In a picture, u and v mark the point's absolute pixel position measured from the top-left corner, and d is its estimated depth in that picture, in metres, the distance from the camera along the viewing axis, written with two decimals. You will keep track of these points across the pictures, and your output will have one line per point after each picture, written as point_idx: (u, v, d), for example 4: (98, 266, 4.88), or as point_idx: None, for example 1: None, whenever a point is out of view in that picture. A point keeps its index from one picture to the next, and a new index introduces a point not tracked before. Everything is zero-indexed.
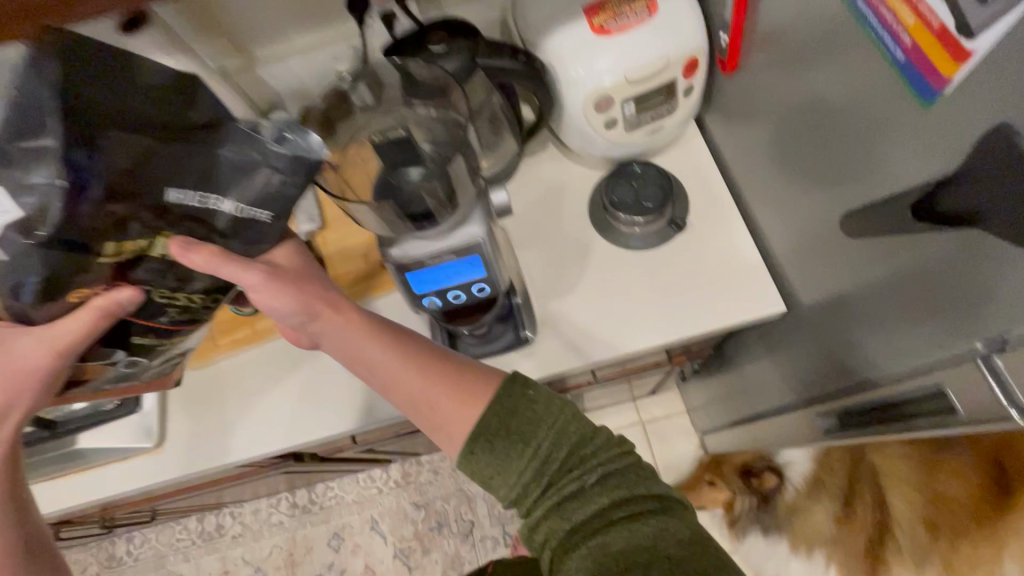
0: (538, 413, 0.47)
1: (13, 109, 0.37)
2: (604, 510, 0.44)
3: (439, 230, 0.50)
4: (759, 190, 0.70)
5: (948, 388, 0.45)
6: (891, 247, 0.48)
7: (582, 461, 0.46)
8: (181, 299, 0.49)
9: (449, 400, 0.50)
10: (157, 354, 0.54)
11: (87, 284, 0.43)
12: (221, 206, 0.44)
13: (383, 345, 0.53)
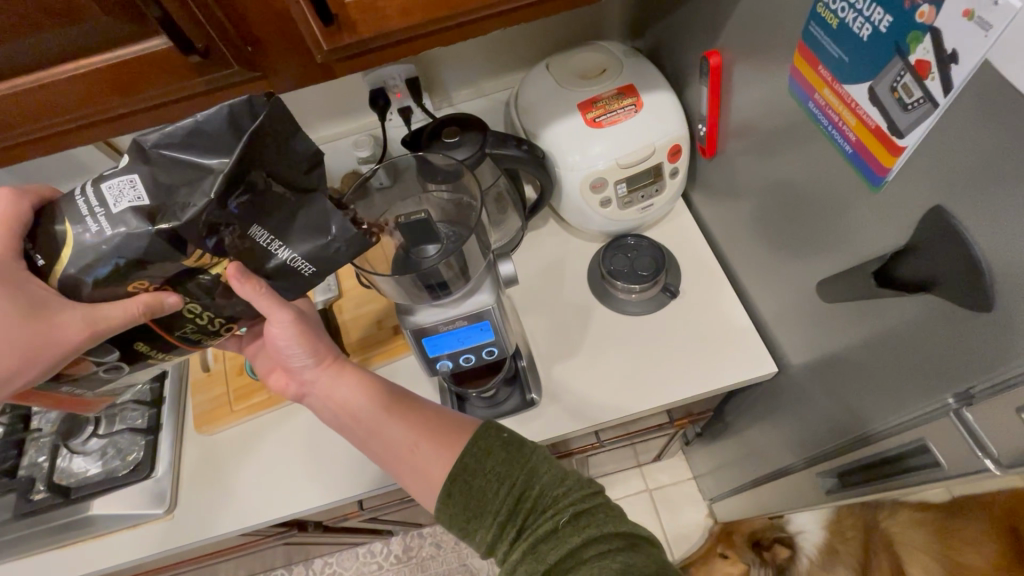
0: (511, 455, 0.50)
1: (191, 128, 0.43)
2: (573, 549, 0.45)
3: (453, 298, 0.56)
4: (744, 259, 0.76)
5: (930, 442, 0.49)
6: (863, 310, 0.53)
7: (552, 502, 0.48)
8: (202, 317, 0.50)
9: (431, 445, 0.53)
10: (141, 365, 0.52)
11: (150, 280, 0.45)
12: (281, 251, 0.47)
13: (366, 392, 0.57)
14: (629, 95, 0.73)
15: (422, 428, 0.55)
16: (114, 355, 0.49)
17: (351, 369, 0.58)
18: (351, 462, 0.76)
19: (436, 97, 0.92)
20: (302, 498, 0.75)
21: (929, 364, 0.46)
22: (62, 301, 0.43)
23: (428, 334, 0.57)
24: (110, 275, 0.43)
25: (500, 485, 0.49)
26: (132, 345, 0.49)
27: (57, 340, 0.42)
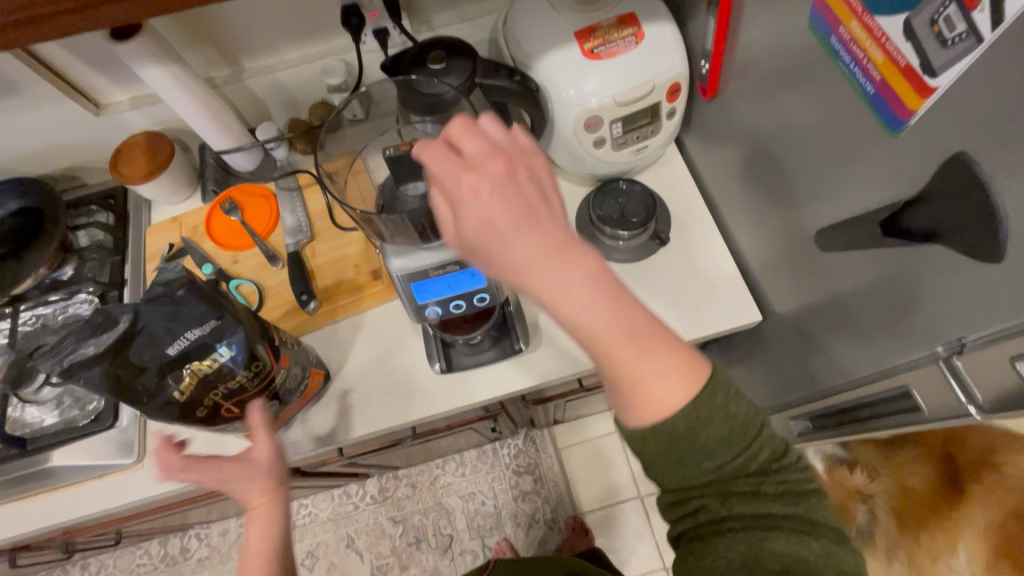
0: (742, 418, 0.43)
1: (61, 349, 0.49)
2: (766, 516, 0.43)
3: (443, 241, 0.52)
4: (734, 207, 0.75)
5: (913, 389, 0.51)
6: (860, 259, 0.52)
7: (768, 468, 0.44)
8: (239, 378, 0.59)
9: (639, 377, 0.40)
10: (270, 397, 0.64)
11: (199, 408, 0.58)
12: (190, 335, 0.53)
13: (606, 291, 0.38)
14: (629, 24, 0.68)
15: (646, 362, 0.40)
16: (255, 408, 0.64)
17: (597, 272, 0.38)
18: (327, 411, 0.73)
19: (414, 20, 0.83)
20: None
21: (923, 316, 0.47)
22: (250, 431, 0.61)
23: (417, 279, 0.54)
24: (203, 416, 0.59)
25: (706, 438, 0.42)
26: (254, 403, 0.63)
27: (266, 463, 0.58)
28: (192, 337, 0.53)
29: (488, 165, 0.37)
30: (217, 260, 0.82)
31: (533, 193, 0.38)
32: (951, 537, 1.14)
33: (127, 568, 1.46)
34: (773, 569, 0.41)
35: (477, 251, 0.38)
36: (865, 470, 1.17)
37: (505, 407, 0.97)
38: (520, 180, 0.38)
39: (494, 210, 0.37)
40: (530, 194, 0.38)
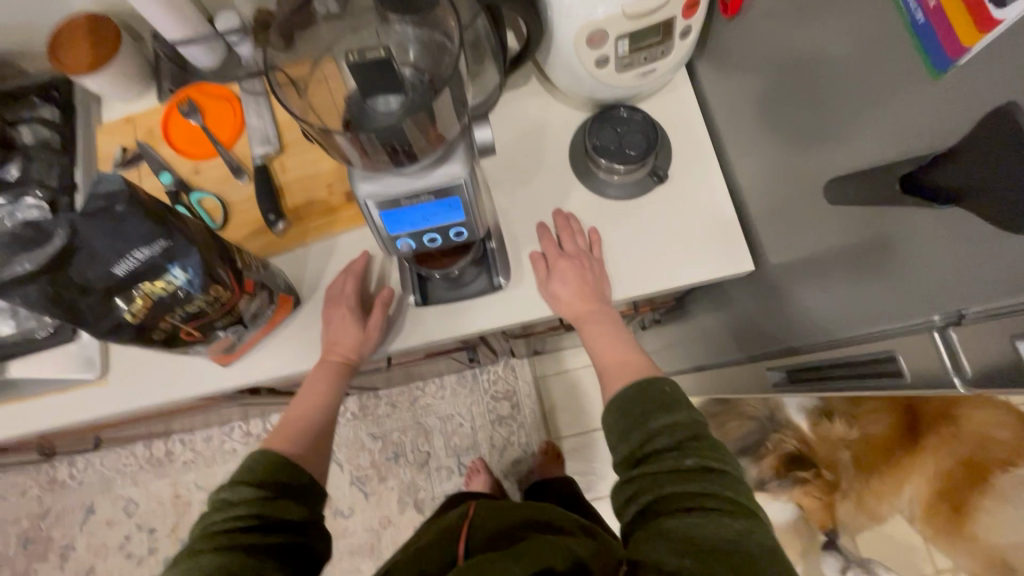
0: (666, 397, 0.57)
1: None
2: (689, 496, 0.50)
3: (418, 167, 0.47)
4: (741, 147, 0.70)
5: (899, 354, 0.49)
6: (870, 215, 0.48)
7: (688, 445, 0.53)
8: (197, 303, 0.55)
9: (610, 373, 0.63)
10: (234, 322, 0.61)
11: (156, 332, 0.55)
12: (139, 254, 0.49)
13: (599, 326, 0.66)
14: None
15: (616, 375, 0.62)
16: (218, 332, 0.60)
17: (597, 310, 0.67)
18: (300, 338, 0.70)
19: None
20: (246, 373, 0.69)
21: (926, 283, 0.44)
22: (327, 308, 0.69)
23: (387, 208, 0.48)
24: (161, 339, 0.56)
25: (638, 423, 0.56)
26: (216, 327, 0.59)
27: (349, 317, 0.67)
28: (141, 258, 0.49)
29: (569, 247, 0.68)
30: (178, 170, 0.75)
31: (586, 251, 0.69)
32: (898, 482, 1.28)
33: (113, 467, 1.51)
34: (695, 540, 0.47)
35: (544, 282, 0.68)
36: (845, 420, 1.31)
37: (483, 340, 0.96)
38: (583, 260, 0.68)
39: (564, 277, 0.67)
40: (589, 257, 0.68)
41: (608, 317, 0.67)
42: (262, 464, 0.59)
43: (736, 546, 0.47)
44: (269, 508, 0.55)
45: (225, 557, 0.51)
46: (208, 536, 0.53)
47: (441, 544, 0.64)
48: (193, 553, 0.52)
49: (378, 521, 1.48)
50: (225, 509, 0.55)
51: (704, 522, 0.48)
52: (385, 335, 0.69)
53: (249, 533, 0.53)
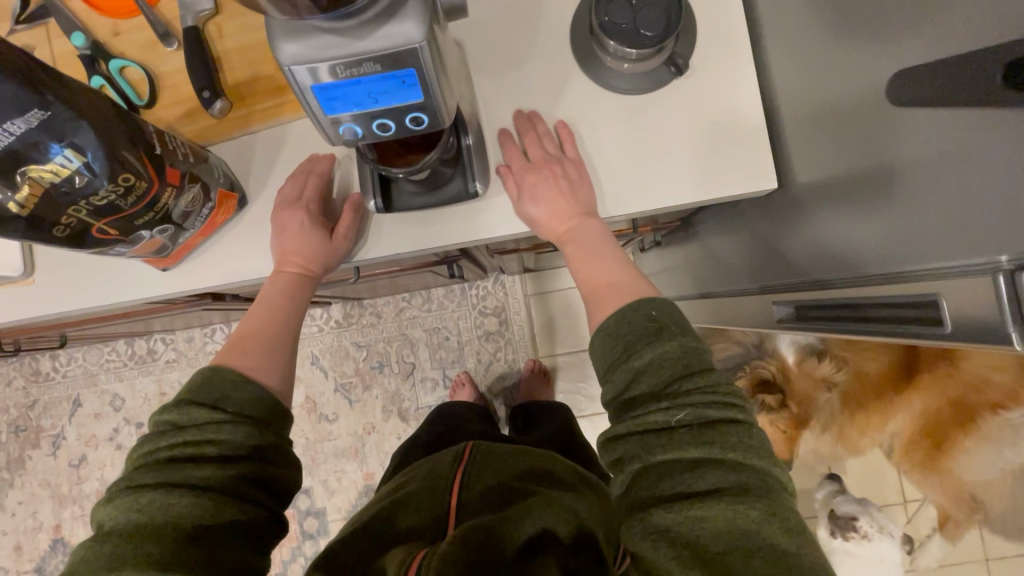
0: (650, 330, 0.49)
1: None
2: (682, 460, 0.44)
3: (356, 20, 0.35)
4: (785, 33, 0.56)
5: (943, 299, 0.40)
6: (949, 120, 0.37)
7: (679, 395, 0.46)
8: (104, 195, 0.45)
9: (597, 297, 0.55)
10: (160, 220, 0.52)
11: (59, 227, 0.46)
12: (13, 125, 0.39)
13: (584, 245, 0.58)
14: None
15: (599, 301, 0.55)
16: (141, 232, 0.52)
17: (582, 225, 0.58)
18: (249, 243, 0.62)
19: None
20: (189, 279, 0.62)
21: (1005, 213, 0.35)
22: (276, 210, 0.59)
23: (318, 79, 0.38)
24: (69, 236, 0.47)
25: (622, 368, 0.49)
26: (137, 226, 0.51)
27: (301, 225, 0.58)
28: (16, 132, 0.39)
29: (536, 155, 0.58)
30: (93, 30, 0.61)
31: (570, 159, 0.59)
32: (884, 418, 1.24)
33: (96, 362, 1.50)
34: (692, 525, 0.42)
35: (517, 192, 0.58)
36: (834, 359, 1.23)
37: (465, 254, 0.87)
38: (561, 167, 0.58)
39: (539, 188, 0.57)
40: (569, 163, 0.58)
41: (595, 229, 0.58)
42: (216, 383, 0.51)
43: (741, 530, 0.41)
44: (226, 437, 0.48)
45: (175, 497, 0.45)
46: (152, 464, 0.47)
47: (434, 488, 0.63)
48: (135, 484, 0.46)
49: (363, 428, 1.49)
50: (171, 434, 0.48)
51: (710, 514, 0.42)
52: (356, 242, 0.60)
53: (201, 465, 0.47)
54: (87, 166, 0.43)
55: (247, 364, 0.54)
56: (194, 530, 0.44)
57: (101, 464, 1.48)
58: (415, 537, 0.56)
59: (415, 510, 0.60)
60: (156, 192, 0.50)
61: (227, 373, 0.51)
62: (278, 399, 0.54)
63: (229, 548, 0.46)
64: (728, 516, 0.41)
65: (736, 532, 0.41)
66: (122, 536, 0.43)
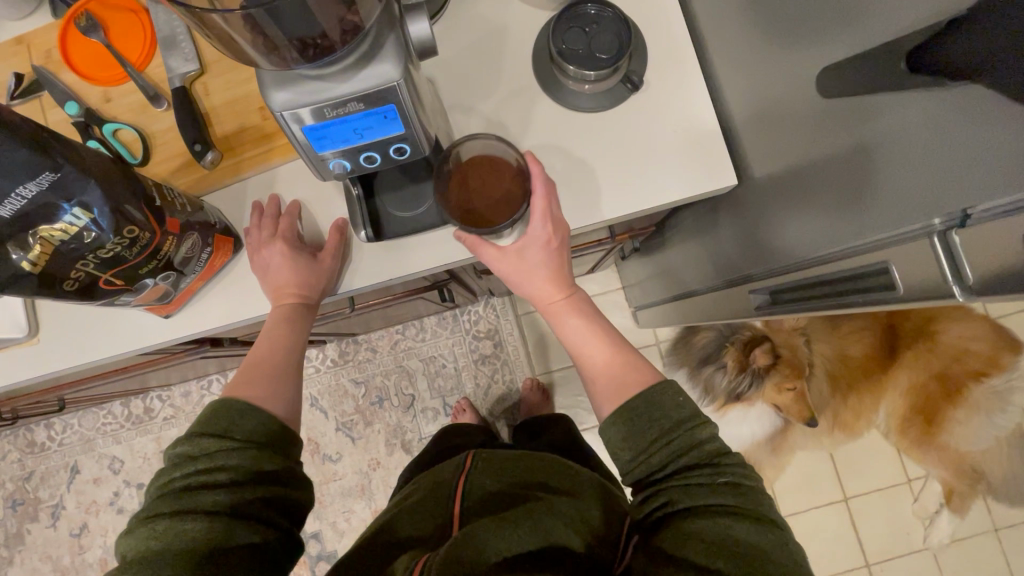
0: (683, 418, 0.52)
1: None
2: (718, 506, 0.48)
3: (340, 68, 0.39)
4: (725, 46, 0.62)
5: (892, 266, 0.44)
6: (875, 107, 0.43)
7: (721, 463, 0.51)
8: (109, 247, 0.48)
9: (606, 378, 0.57)
10: (163, 268, 0.55)
11: (73, 280, 0.49)
12: (26, 189, 0.42)
13: (581, 317, 0.60)
14: None
15: (610, 395, 0.56)
16: (145, 280, 0.54)
17: (573, 301, 0.61)
18: (244, 284, 0.64)
19: None
20: (191, 323, 0.64)
21: (931, 181, 0.39)
22: (263, 243, 0.61)
23: (307, 121, 0.41)
24: (80, 288, 0.50)
25: (660, 438, 0.52)
26: (141, 274, 0.53)
27: (286, 263, 0.60)
28: (28, 196, 0.42)
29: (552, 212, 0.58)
30: (86, 99, 0.65)
31: (558, 223, 0.58)
32: (875, 399, 1.30)
33: (92, 427, 1.48)
34: (731, 550, 0.45)
35: (521, 269, 0.59)
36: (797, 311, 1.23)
37: (453, 278, 0.91)
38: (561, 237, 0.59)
39: (542, 262, 0.59)
40: (557, 223, 0.58)
41: (582, 305, 0.61)
42: (224, 413, 0.52)
43: (768, 563, 0.44)
44: (237, 463, 0.50)
45: (189, 522, 0.47)
46: (169, 493, 0.49)
47: (436, 496, 0.64)
48: (152, 514, 0.48)
49: (368, 464, 1.49)
50: (185, 465, 0.50)
51: (735, 527, 0.46)
52: (342, 261, 0.63)
53: (214, 490, 0.49)
54: (93, 221, 0.46)
55: (258, 395, 0.55)
56: (209, 553, 0.46)
57: (103, 531, 1.45)
58: (420, 542, 0.59)
59: (421, 519, 0.62)
60: (157, 242, 0.52)
61: (236, 403, 0.53)
62: (285, 424, 0.55)
63: (244, 568, 0.47)
64: (754, 550, 0.45)
65: (766, 546, 0.45)
66: (141, 562, 0.45)
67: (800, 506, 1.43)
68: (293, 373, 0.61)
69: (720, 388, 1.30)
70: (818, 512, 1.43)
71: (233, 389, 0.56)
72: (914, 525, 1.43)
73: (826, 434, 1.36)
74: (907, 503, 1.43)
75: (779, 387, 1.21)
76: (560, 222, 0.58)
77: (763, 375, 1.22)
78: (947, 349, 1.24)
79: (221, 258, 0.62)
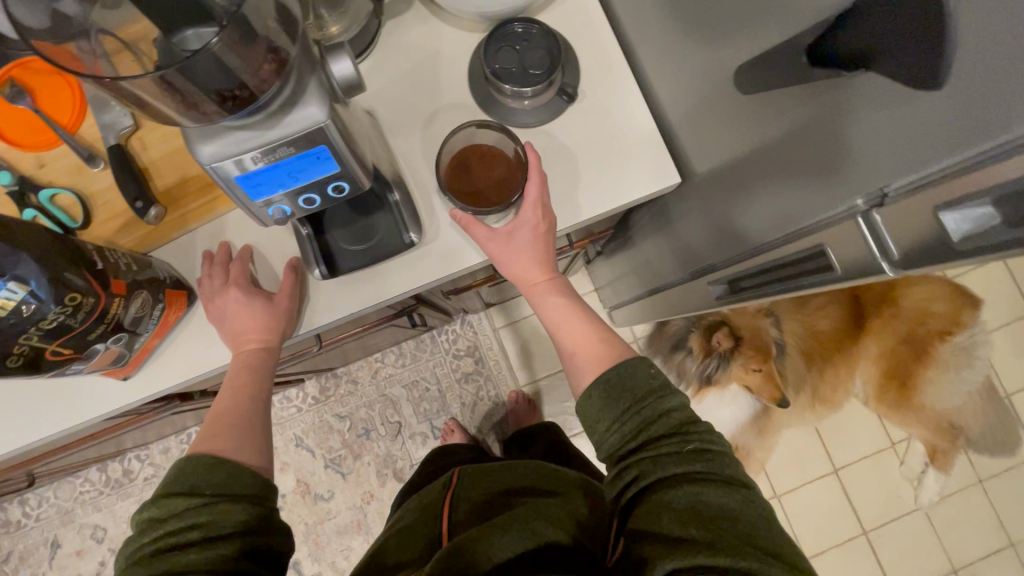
0: (653, 388, 0.53)
1: None
2: (687, 474, 0.48)
3: (264, 116, 0.39)
4: (652, 51, 0.64)
5: (828, 249, 0.45)
6: (791, 99, 0.44)
7: (687, 430, 0.51)
8: (51, 319, 0.47)
9: (584, 354, 0.59)
10: (113, 331, 0.53)
11: (17, 353, 0.48)
12: None
13: (562, 297, 0.62)
14: None
15: (589, 370, 0.58)
16: (95, 345, 0.53)
17: (555, 282, 0.62)
18: (201, 337, 0.63)
19: None
20: (152, 382, 0.62)
21: (847, 165, 0.40)
22: (216, 290, 0.60)
23: (241, 169, 0.41)
24: (25, 360, 0.49)
25: (630, 408, 0.53)
26: (90, 340, 0.52)
27: (246, 306, 0.60)
28: None
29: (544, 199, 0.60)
30: (20, 167, 0.64)
31: (547, 210, 0.60)
32: (850, 369, 1.34)
33: (70, 498, 1.43)
34: (701, 516, 0.46)
35: (506, 251, 0.60)
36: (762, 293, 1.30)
37: (420, 301, 0.90)
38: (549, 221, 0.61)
39: (529, 245, 0.60)
40: (546, 210, 0.60)
41: (563, 287, 0.63)
42: (191, 469, 0.51)
43: (737, 524, 0.45)
44: (207, 518, 0.49)
45: None
46: (140, 559, 0.47)
47: (425, 518, 0.63)
48: None
49: (361, 498, 1.46)
50: (154, 528, 0.48)
51: (704, 491, 0.47)
52: (299, 300, 0.62)
53: (185, 549, 0.47)
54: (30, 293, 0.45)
55: (227, 446, 0.55)
56: None
57: None
58: (408, 565, 0.58)
59: (408, 542, 0.61)
60: (103, 305, 0.51)
61: (203, 458, 0.52)
62: (257, 472, 0.54)
63: None
64: (725, 513, 0.46)
65: (732, 507, 0.46)
66: None
67: (792, 483, 1.45)
68: (262, 418, 0.60)
69: (691, 373, 1.34)
70: (811, 487, 1.45)
71: (202, 442, 0.55)
72: (903, 487, 1.46)
73: (808, 409, 1.38)
74: (893, 466, 1.47)
75: (745, 368, 1.21)
76: (550, 210, 0.60)
77: (730, 357, 1.22)
78: (910, 313, 1.28)
79: (175, 311, 0.60)
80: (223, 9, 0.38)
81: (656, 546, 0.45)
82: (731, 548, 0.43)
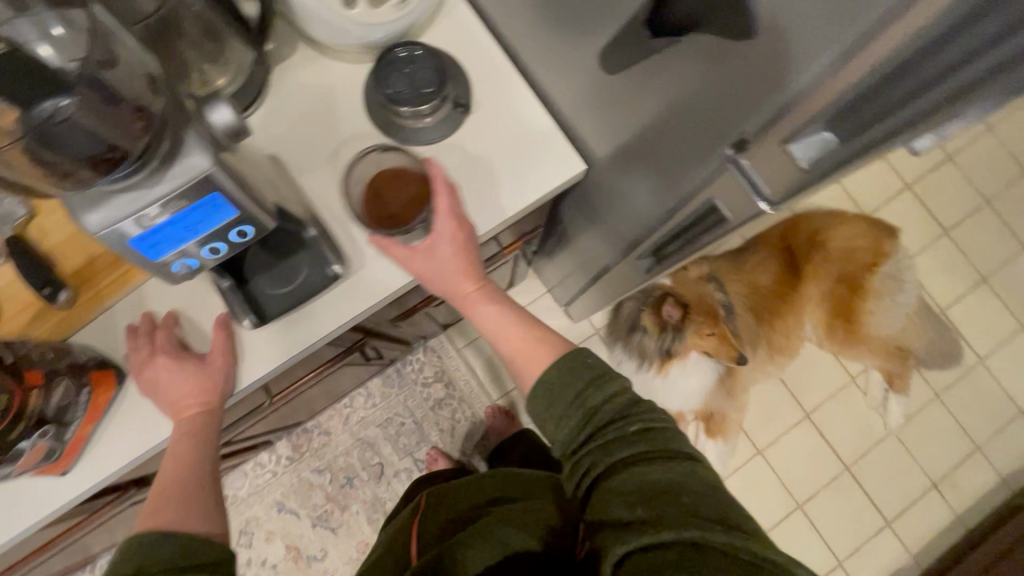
0: (592, 377, 0.55)
1: None
2: (633, 458, 0.50)
3: (144, 175, 0.40)
4: (534, 53, 0.67)
5: (716, 201, 0.50)
6: (653, 72, 0.47)
7: (630, 414, 0.53)
8: None
9: (523, 355, 0.61)
10: (33, 426, 0.53)
11: None
12: None
13: (494, 305, 0.64)
14: None
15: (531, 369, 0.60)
16: (19, 444, 0.53)
17: (484, 291, 0.64)
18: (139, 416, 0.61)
19: None
20: (91, 472, 0.59)
21: (709, 121, 0.44)
22: (142, 364, 0.59)
23: (132, 233, 0.42)
24: None
25: (573, 401, 0.54)
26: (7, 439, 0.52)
27: (175, 374, 0.58)
28: None
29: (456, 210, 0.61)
30: None
31: (462, 220, 0.61)
32: (797, 316, 1.41)
33: None
34: (651, 494, 0.47)
35: (431, 268, 0.62)
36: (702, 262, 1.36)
37: (369, 333, 0.90)
38: (469, 232, 0.62)
39: (451, 258, 0.61)
40: (462, 221, 0.61)
41: (493, 295, 0.64)
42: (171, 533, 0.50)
43: (681, 496, 0.47)
44: None
45: None
46: None
47: (398, 547, 0.63)
48: None
49: (356, 549, 1.42)
50: None
51: (647, 471, 0.49)
52: (233, 357, 0.61)
53: None
54: None
55: (173, 519, 0.53)
56: None
57: None
58: None
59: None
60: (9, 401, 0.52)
61: (147, 536, 0.50)
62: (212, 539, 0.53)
63: None
64: (670, 489, 0.47)
65: (679, 479, 0.48)
66: None
67: (771, 435, 1.50)
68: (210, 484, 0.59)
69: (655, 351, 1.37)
70: (788, 435, 1.50)
71: (149, 519, 0.54)
72: (872, 416, 1.53)
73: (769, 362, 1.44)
74: (859, 399, 1.54)
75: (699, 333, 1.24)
76: (465, 220, 0.62)
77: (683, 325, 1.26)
78: (838, 253, 1.36)
79: (108, 395, 0.59)
80: (79, 78, 0.38)
81: (606, 535, 0.47)
82: (677, 524, 0.45)
